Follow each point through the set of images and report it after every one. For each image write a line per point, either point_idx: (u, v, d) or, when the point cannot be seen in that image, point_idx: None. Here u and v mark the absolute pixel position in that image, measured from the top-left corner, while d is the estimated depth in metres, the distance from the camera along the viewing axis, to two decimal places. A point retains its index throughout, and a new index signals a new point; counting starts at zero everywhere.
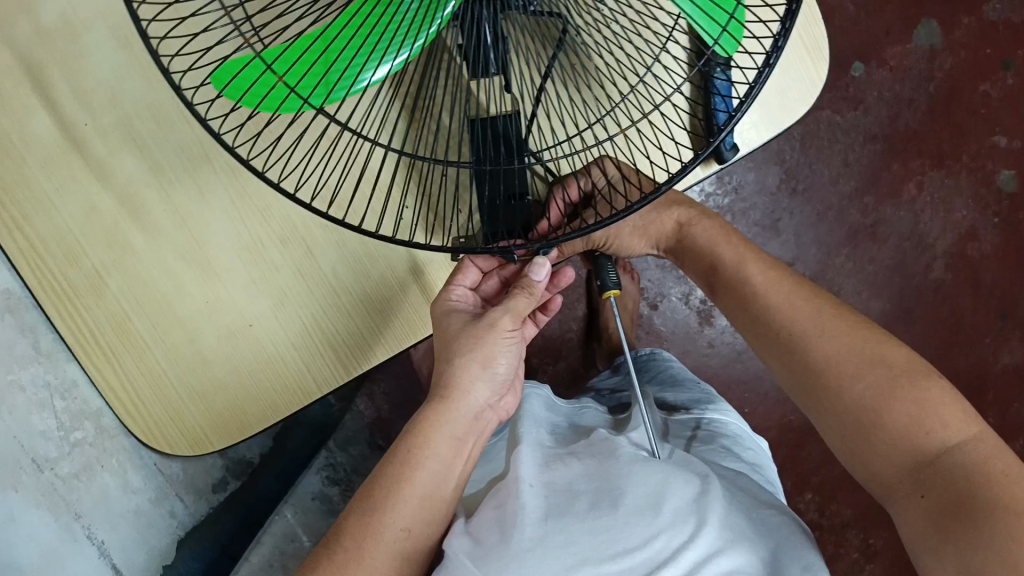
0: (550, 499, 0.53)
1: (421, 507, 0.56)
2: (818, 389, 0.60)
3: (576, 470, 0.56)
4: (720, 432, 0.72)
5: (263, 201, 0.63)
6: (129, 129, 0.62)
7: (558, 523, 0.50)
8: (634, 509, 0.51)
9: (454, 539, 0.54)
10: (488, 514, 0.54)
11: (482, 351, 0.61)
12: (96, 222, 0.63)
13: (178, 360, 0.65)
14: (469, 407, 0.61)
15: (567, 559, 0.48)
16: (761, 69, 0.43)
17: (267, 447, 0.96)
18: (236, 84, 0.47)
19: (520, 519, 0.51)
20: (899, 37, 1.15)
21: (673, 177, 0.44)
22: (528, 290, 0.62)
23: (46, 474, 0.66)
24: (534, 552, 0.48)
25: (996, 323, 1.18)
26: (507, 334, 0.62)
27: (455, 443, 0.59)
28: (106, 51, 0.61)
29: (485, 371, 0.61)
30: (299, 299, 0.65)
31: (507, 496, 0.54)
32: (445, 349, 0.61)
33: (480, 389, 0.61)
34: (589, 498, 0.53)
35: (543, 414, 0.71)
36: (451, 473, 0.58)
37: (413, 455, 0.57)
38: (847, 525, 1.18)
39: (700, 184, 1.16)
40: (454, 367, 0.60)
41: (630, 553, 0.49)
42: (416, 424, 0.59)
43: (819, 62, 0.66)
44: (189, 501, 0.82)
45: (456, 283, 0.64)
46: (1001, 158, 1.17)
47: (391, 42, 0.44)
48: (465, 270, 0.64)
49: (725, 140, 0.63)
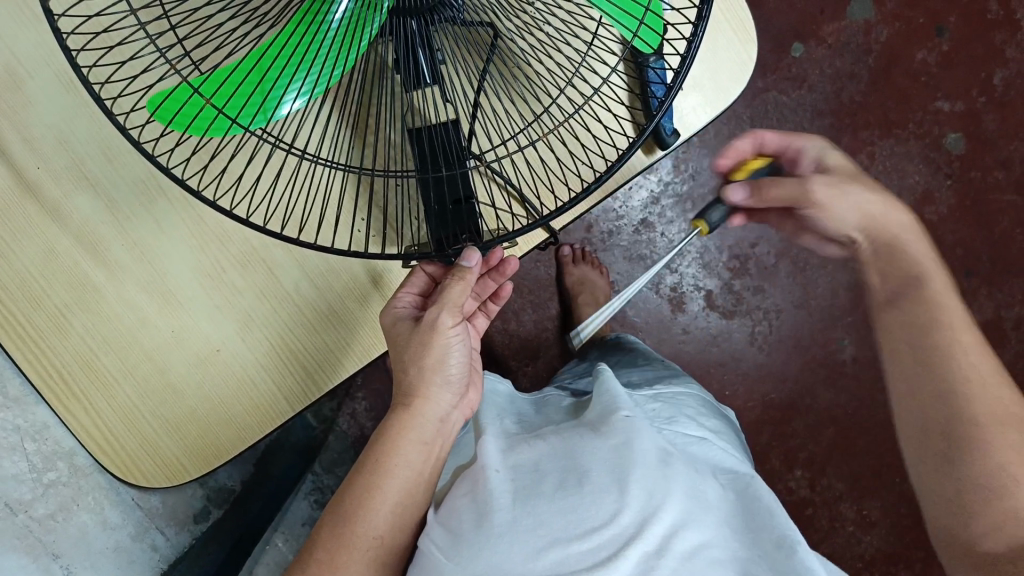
0: (518, 482, 0.54)
1: (393, 514, 0.57)
2: (947, 409, 0.54)
3: (540, 449, 0.57)
4: (685, 396, 0.73)
5: (220, 227, 0.64)
6: (80, 168, 0.62)
7: (526, 506, 0.52)
8: (599, 487, 0.53)
9: (429, 533, 0.55)
10: (458, 503, 0.55)
11: (432, 355, 0.61)
12: (57, 263, 0.63)
13: (149, 394, 0.66)
14: (434, 412, 0.61)
15: (536, 541, 0.50)
16: (684, 58, 0.45)
17: (249, 474, 0.98)
18: (183, 112, 0.46)
19: (490, 507, 0.53)
20: (834, 14, 1.17)
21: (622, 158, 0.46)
22: (461, 276, 0.59)
23: (20, 517, 0.68)
24: (504, 537, 0.50)
25: (961, 282, 1.20)
26: (451, 329, 0.61)
27: (425, 448, 0.60)
28: (49, 95, 0.60)
29: (438, 373, 0.62)
30: (264, 321, 0.66)
31: (476, 486, 0.55)
32: (399, 357, 0.61)
33: (441, 395, 0.62)
34: (555, 479, 0.54)
35: (508, 405, 0.72)
36: (421, 477, 0.59)
37: (380, 463, 0.58)
38: (840, 497, 1.19)
39: (658, 173, 1.16)
40: (410, 375, 0.61)
41: (597, 531, 0.51)
42: (382, 434, 0.60)
43: (748, 44, 0.68)
44: (172, 532, 0.84)
45: (402, 291, 0.62)
46: (947, 121, 1.19)
47: (316, 58, 0.44)
48: (413, 275, 0.63)
49: (666, 127, 0.65)
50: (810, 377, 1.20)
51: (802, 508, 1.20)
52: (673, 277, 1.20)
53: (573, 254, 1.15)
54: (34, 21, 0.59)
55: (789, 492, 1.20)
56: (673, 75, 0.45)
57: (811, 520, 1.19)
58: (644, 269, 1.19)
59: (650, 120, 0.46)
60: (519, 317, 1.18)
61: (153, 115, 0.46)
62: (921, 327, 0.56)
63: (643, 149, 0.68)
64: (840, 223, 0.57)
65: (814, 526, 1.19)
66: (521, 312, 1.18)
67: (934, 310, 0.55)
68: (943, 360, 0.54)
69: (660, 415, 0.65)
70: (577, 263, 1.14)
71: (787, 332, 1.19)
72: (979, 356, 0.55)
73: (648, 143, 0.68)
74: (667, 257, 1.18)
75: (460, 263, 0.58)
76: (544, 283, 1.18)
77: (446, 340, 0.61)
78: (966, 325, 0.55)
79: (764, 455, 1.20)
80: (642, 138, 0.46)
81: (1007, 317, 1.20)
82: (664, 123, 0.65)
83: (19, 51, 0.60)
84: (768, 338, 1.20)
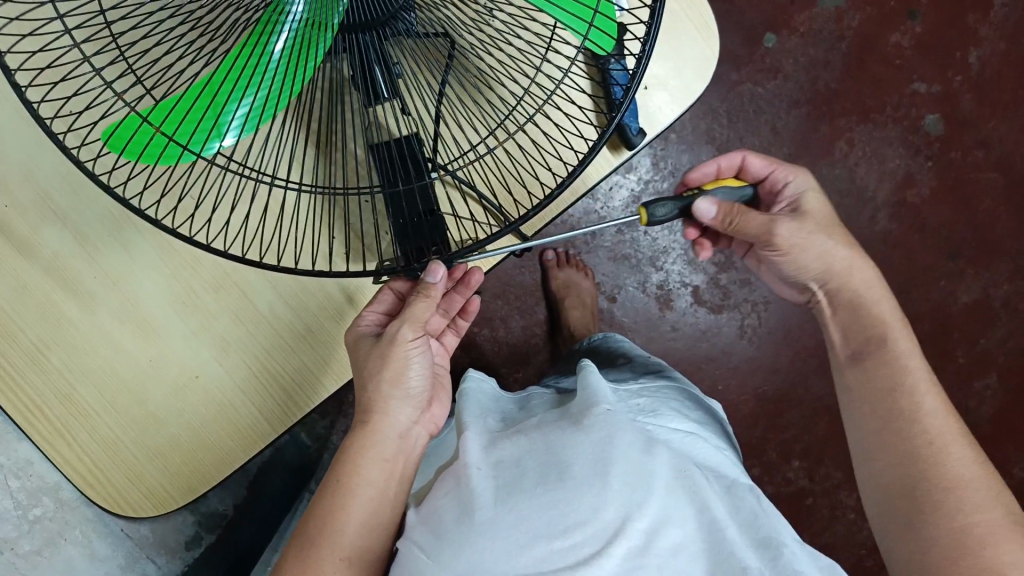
0: (499, 477, 0.54)
1: (358, 533, 0.57)
2: (890, 412, 0.59)
3: (521, 444, 0.57)
4: (668, 387, 0.73)
5: (191, 254, 0.64)
6: (46, 202, 0.62)
7: (508, 504, 0.52)
8: (581, 480, 0.53)
9: (410, 529, 0.55)
10: (438, 502, 0.55)
11: (390, 369, 0.60)
12: (28, 298, 0.62)
13: (130, 423, 0.66)
14: (393, 427, 0.61)
15: (518, 538, 0.51)
16: (638, 56, 0.45)
17: (241, 498, 0.97)
18: (136, 140, 0.46)
19: (471, 506, 0.53)
20: (805, 3, 1.17)
21: (585, 161, 0.46)
22: (425, 294, 0.59)
23: (5, 554, 0.72)
24: (486, 534, 0.51)
25: (947, 263, 1.21)
26: (412, 341, 0.61)
27: (387, 465, 0.59)
28: (13, 132, 0.60)
29: (399, 387, 0.61)
30: (242, 343, 0.66)
31: (456, 483, 0.55)
32: (360, 373, 0.61)
33: (399, 409, 0.61)
34: (536, 473, 0.54)
35: (490, 402, 0.71)
36: (386, 496, 0.59)
37: (343, 484, 0.58)
38: (839, 487, 1.20)
39: (637, 172, 1.17)
40: (367, 391, 0.60)
41: (580, 526, 0.51)
42: (344, 453, 0.59)
43: (710, 40, 0.68)
44: (161, 561, 0.86)
45: (367, 310, 0.62)
46: (924, 103, 1.19)
47: (263, 85, 0.44)
48: (379, 294, 0.63)
49: (631, 125, 0.65)
50: (802, 367, 1.20)
51: (802, 499, 1.20)
52: (659, 275, 1.19)
53: (558, 259, 1.16)
54: None
55: (788, 484, 1.20)
56: (629, 72, 0.46)
57: (812, 510, 1.20)
58: (630, 268, 1.19)
59: (610, 121, 0.47)
60: (508, 323, 1.18)
61: (107, 145, 0.46)
62: (885, 389, 0.59)
63: (610, 149, 0.68)
64: (801, 264, 0.63)
65: (815, 516, 1.20)
66: (509, 318, 1.18)
67: (896, 368, 0.59)
68: (908, 420, 0.58)
69: (643, 405, 0.65)
70: (562, 266, 1.16)
71: (776, 323, 1.20)
72: (940, 413, 0.58)
73: (614, 143, 0.68)
74: (651, 256, 1.18)
75: (425, 278, 0.57)
76: (530, 289, 1.18)
77: (407, 353, 0.61)
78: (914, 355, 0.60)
79: (761, 448, 1.20)
80: (604, 138, 0.46)
81: (995, 297, 1.21)
82: (629, 121, 0.65)
83: None
84: (758, 331, 1.20)
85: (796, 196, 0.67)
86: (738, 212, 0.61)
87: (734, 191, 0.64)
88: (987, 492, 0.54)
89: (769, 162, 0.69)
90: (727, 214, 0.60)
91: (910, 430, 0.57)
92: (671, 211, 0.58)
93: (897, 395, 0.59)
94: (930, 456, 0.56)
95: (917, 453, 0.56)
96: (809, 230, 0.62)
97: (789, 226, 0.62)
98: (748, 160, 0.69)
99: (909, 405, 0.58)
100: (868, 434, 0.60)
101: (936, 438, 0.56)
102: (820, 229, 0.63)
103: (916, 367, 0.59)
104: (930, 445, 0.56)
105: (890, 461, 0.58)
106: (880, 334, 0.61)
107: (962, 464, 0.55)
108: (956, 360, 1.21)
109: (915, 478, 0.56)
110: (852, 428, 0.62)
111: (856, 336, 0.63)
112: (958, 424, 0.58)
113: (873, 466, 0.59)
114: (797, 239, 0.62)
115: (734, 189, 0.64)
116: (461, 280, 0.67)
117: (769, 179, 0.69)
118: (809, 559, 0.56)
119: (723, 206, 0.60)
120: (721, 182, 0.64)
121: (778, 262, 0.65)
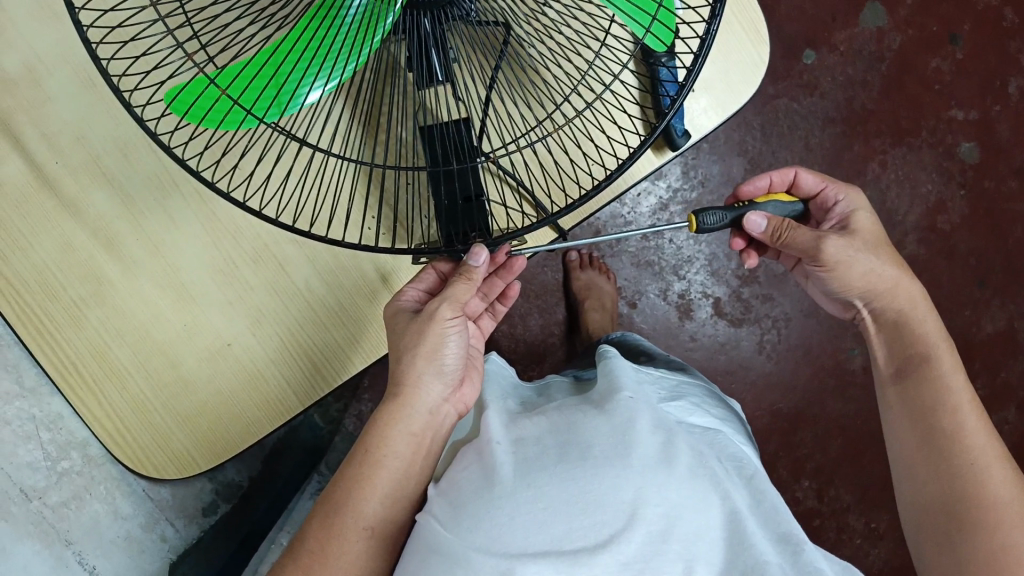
0: (520, 454, 0.55)
1: (382, 505, 0.58)
2: (935, 433, 0.58)
3: (542, 424, 0.58)
4: (689, 382, 0.73)
5: (233, 223, 0.65)
6: (96, 164, 0.63)
7: (528, 479, 0.52)
8: (601, 460, 0.53)
9: (429, 505, 0.56)
10: (459, 473, 0.56)
11: (427, 345, 0.61)
12: (72, 258, 0.64)
13: (160, 387, 0.67)
14: (423, 404, 0.61)
15: (537, 514, 0.51)
16: (695, 56, 0.45)
17: (257, 471, 0.99)
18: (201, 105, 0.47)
19: (492, 479, 0.53)
20: (846, 20, 1.17)
21: (635, 154, 0.45)
22: (466, 276, 0.59)
23: (34, 503, 0.71)
24: (505, 509, 0.51)
25: (975, 292, 1.20)
26: (450, 320, 0.61)
27: (414, 439, 0.61)
28: (69, 92, 0.62)
29: (433, 361, 0.61)
30: (276, 316, 0.66)
31: (479, 458, 0.56)
32: (395, 348, 0.62)
33: (431, 384, 0.62)
34: (556, 453, 0.54)
35: (510, 387, 0.72)
36: (411, 471, 0.60)
37: (370, 456, 0.59)
38: (848, 509, 1.19)
39: (666, 180, 1.17)
40: (402, 365, 0.61)
41: (601, 506, 0.51)
42: (373, 424, 0.61)
43: (761, 46, 0.68)
44: (181, 525, 0.86)
45: (409, 286, 0.64)
46: (961, 130, 1.19)
47: (333, 61, 0.45)
48: (423, 273, 0.65)
49: (676, 128, 0.66)
50: (820, 387, 1.20)
51: (809, 520, 1.19)
52: (681, 283, 1.19)
53: (581, 260, 1.17)
54: (54, 18, 0.60)
55: (796, 503, 1.19)
56: (684, 73, 0.45)
57: (819, 531, 1.19)
58: (652, 274, 1.19)
59: (661, 120, 0.46)
60: (526, 321, 1.18)
61: (171, 108, 0.47)
62: (928, 404, 0.59)
63: (653, 149, 0.68)
64: (845, 281, 0.63)
65: (821, 537, 1.19)
66: (527, 316, 1.18)
67: (940, 387, 0.59)
68: (951, 440, 0.58)
69: (663, 395, 0.66)
70: (584, 268, 1.16)
71: (796, 341, 1.19)
72: (983, 434, 0.58)
73: (658, 144, 0.68)
74: (675, 264, 1.18)
75: (469, 263, 0.58)
76: (551, 288, 1.19)
77: (444, 332, 0.61)
78: (958, 367, 0.60)
79: (771, 464, 1.20)
80: (654, 135, 0.45)
81: (1021, 329, 1.20)
82: (675, 123, 0.65)
83: (39, 51, 0.61)
84: (777, 348, 1.19)
85: (846, 213, 0.67)
86: (789, 227, 0.62)
87: (785, 206, 0.65)
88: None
89: (821, 179, 0.69)
90: (776, 229, 0.62)
91: (954, 452, 0.57)
92: (720, 220, 0.60)
93: (941, 413, 0.59)
94: (973, 475, 0.56)
95: (961, 471, 0.57)
96: (855, 248, 0.62)
97: (837, 242, 0.61)
98: (800, 175, 0.70)
99: (953, 423, 0.58)
100: (909, 448, 0.60)
101: (978, 458, 0.57)
102: (868, 248, 0.63)
103: (960, 387, 0.59)
104: (972, 465, 0.56)
105: (931, 478, 0.58)
106: (926, 352, 0.61)
107: (1000, 484, 0.56)
108: (976, 390, 1.21)
109: (958, 495, 0.56)
110: (893, 438, 0.62)
111: (899, 353, 0.63)
112: (998, 446, 0.58)
113: (914, 481, 0.59)
114: (846, 256, 0.62)
115: (785, 204, 0.65)
116: (503, 266, 0.68)
117: (820, 196, 0.69)
118: (829, 560, 0.56)
119: (773, 221, 0.61)
120: (773, 196, 0.66)
121: (824, 277, 0.64)
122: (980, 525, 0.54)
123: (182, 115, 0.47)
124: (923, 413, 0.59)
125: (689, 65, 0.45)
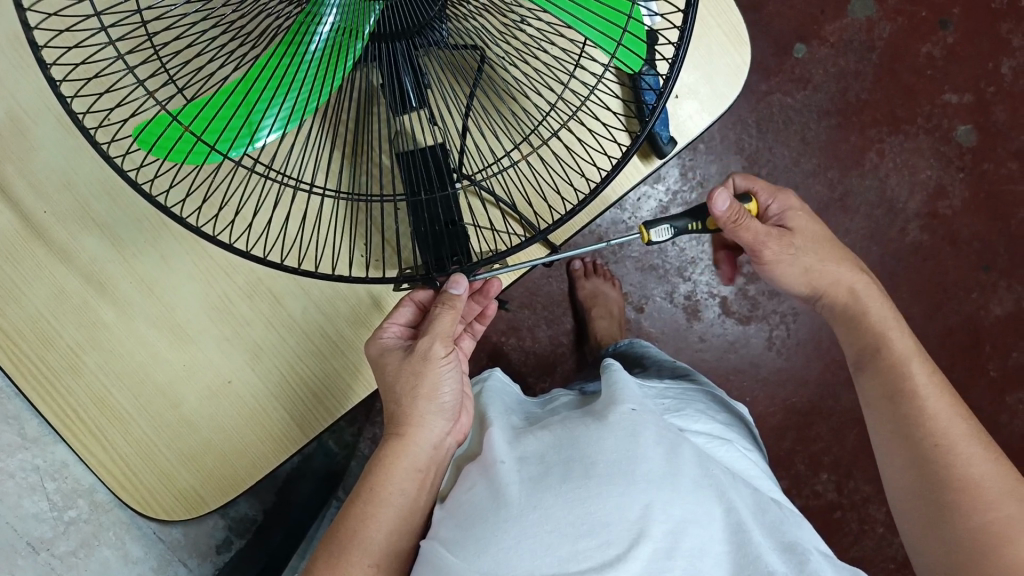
0: (525, 473, 0.54)
1: (388, 540, 0.58)
2: (908, 416, 0.57)
3: (545, 439, 0.57)
4: (694, 390, 0.73)
5: (224, 260, 0.65)
6: (84, 210, 0.63)
7: (533, 500, 0.52)
8: (606, 477, 0.52)
9: (436, 530, 0.56)
10: (463, 495, 0.56)
11: (425, 386, 0.61)
12: (66, 304, 0.64)
13: (163, 429, 0.66)
14: (426, 440, 0.61)
15: (544, 538, 0.50)
16: (672, 62, 0.44)
17: (269, 503, 1.00)
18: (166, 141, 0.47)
19: (497, 502, 0.53)
20: (835, 12, 1.16)
21: (614, 169, 0.45)
22: (449, 306, 0.59)
23: (42, 555, 0.74)
24: (511, 534, 0.51)
25: (980, 276, 1.19)
26: (443, 356, 0.61)
27: (418, 475, 0.60)
28: (54, 139, 0.62)
29: (432, 400, 0.61)
30: (274, 350, 0.66)
31: (485, 477, 0.56)
32: (391, 390, 0.61)
33: (434, 421, 0.61)
34: (561, 470, 0.53)
35: (514, 405, 0.71)
36: (417, 504, 0.60)
37: (374, 493, 0.59)
38: (869, 500, 1.18)
39: (665, 182, 1.16)
40: (402, 405, 0.61)
41: (608, 526, 0.51)
42: (376, 462, 0.60)
43: (741, 48, 0.68)
44: (194, 563, 0.89)
45: (389, 321, 0.63)
46: (955, 114, 1.18)
47: (301, 92, 0.45)
48: (400, 306, 0.63)
49: (662, 134, 0.65)
50: (831, 380, 1.19)
51: (830, 513, 1.18)
52: (687, 285, 1.18)
53: (585, 269, 1.16)
54: (29, 69, 0.61)
55: (816, 497, 1.19)
56: (661, 80, 0.44)
57: (841, 523, 1.18)
58: (657, 278, 1.18)
59: (642, 129, 0.45)
60: (534, 333, 1.18)
61: (138, 142, 0.47)
62: (894, 388, 0.58)
63: (640, 156, 0.68)
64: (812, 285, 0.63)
65: (843, 529, 1.18)
66: (536, 328, 1.18)
67: (899, 377, 0.59)
68: (916, 424, 0.57)
69: (670, 408, 0.64)
70: (588, 276, 1.16)
71: (805, 336, 1.18)
72: (952, 414, 0.57)
73: (644, 152, 0.67)
74: (679, 266, 1.17)
75: (447, 291, 0.58)
76: (557, 298, 1.18)
77: (439, 368, 0.61)
78: (914, 351, 0.60)
79: (789, 460, 1.19)
80: (637, 143, 0.44)
81: None
82: (660, 130, 0.65)
83: (23, 103, 0.61)
84: (787, 343, 1.18)
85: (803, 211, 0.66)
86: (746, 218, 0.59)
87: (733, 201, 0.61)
88: (1000, 489, 0.54)
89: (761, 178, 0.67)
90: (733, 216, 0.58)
91: (926, 436, 0.56)
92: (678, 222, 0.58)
93: (904, 396, 0.58)
94: (939, 457, 0.55)
95: (929, 452, 0.56)
96: (825, 260, 0.62)
97: (797, 249, 0.61)
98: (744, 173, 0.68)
99: (918, 408, 0.57)
100: (890, 435, 0.59)
101: (945, 438, 0.56)
102: (836, 250, 0.62)
103: (920, 370, 0.58)
104: (940, 447, 0.56)
105: (908, 463, 0.57)
106: (887, 343, 0.60)
107: (977, 463, 0.54)
108: (987, 373, 1.19)
109: (935, 479, 0.55)
110: (878, 435, 0.61)
111: (853, 342, 0.62)
112: (968, 423, 0.56)
113: (893, 463, 0.59)
114: (806, 261, 0.61)
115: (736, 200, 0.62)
116: (478, 290, 0.68)
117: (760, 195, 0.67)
118: (830, 563, 0.55)
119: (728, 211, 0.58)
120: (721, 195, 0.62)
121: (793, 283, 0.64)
122: (955, 509, 0.54)
123: (147, 147, 0.47)
124: (890, 387, 0.59)
125: (667, 70, 0.44)
